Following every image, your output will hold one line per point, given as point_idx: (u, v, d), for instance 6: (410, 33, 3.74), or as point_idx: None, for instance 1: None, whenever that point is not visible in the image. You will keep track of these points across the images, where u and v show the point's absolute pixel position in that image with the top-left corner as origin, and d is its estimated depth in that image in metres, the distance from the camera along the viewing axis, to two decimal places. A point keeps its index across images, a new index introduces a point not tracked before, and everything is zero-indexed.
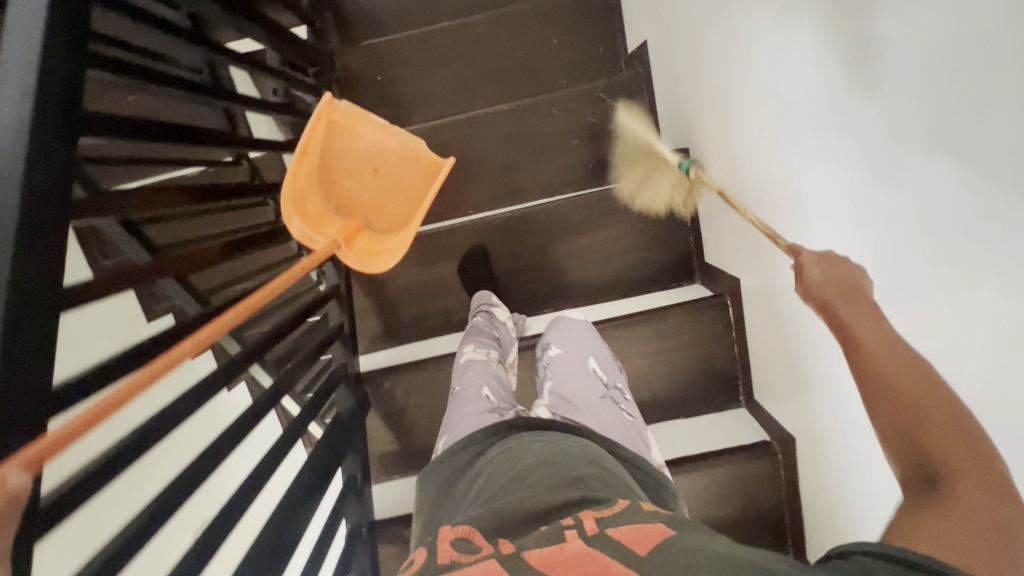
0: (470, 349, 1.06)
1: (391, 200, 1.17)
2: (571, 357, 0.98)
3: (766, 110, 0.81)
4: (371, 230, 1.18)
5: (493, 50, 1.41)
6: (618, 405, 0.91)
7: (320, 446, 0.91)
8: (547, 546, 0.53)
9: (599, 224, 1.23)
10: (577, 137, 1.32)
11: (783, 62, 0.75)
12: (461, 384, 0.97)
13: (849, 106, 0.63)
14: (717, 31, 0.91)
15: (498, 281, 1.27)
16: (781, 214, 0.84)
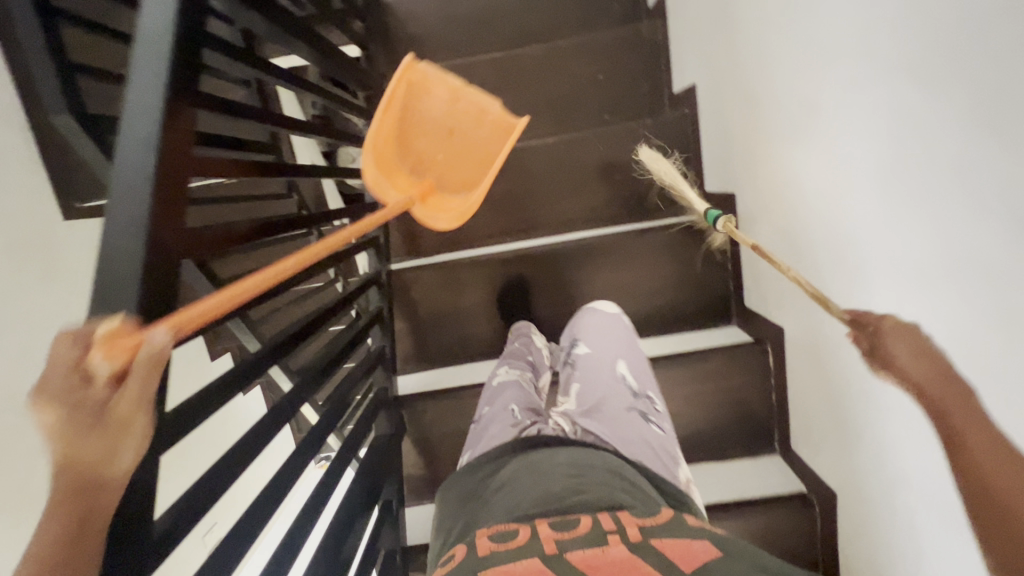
0: (502, 369, 1.03)
1: (464, 164, 1.18)
2: (600, 364, 0.95)
3: (830, 171, 0.83)
4: (444, 190, 1.20)
5: (540, 81, 1.44)
6: (647, 418, 0.85)
7: (361, 472, 0.93)
8: (590, 548, 0.55)
9: (639, 262, 1.24)
10: (619, 172, 1.34)
11: (846, 128, 0.77)
12: (492, 403, 0.94)
13: (917, 176, 0.65)
14: (778, 86, 0.93)
15: (534, 311, 1.28)
16: (840, 273, 0.84)
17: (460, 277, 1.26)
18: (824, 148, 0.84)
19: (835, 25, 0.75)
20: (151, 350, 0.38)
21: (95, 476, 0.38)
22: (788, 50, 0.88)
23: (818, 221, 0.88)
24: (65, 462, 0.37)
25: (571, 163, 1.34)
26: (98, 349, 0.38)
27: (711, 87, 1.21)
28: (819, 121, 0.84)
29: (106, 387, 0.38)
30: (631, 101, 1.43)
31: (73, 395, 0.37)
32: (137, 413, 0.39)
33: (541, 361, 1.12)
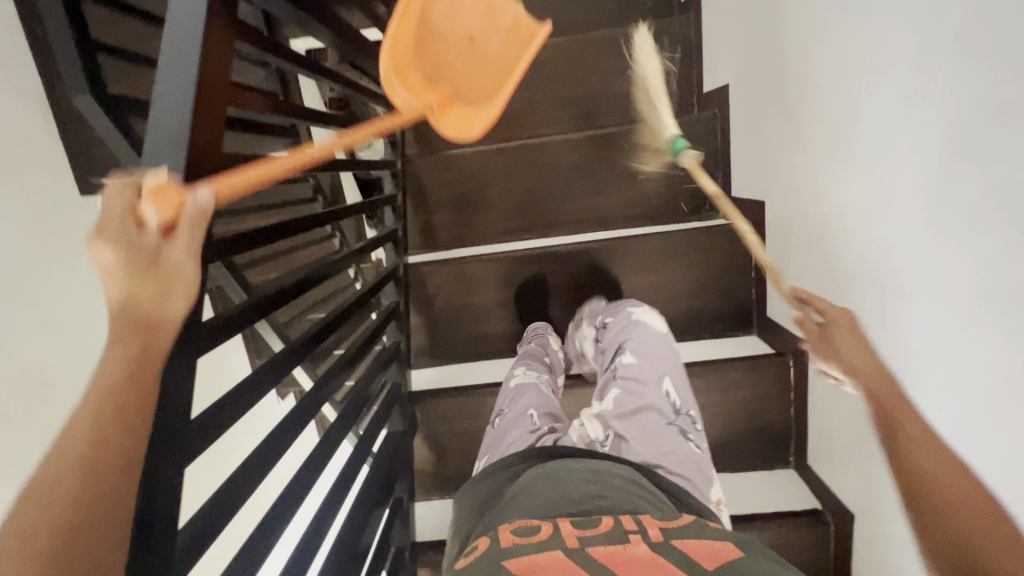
0: (519, 370, 1.01)
1: (483, 72, 1.04)
2: (646, 374, 0.89)
3: (871, 189, 0.81)
4: (461, 102, 1.03)
5: (566, 75, 1.40)
6: (685, 436, 0.82)
7: (372, 474, 0.94)
8: (611, 545, 0.54)
9: (660, 267, 1.22)
10: (644, 173, 1.32)
11: (892, 145, 0.75)
12: (510, 406, 0.92)
13: (967, 200, 0.63)
14: (824, 91, 0.89)
15: (551, 311, 1.27)
16: (873, 294, 0.82)
17: (476, 274, 1.24)
18: (865, 167, 0.82)
19: (886, 40, 0.73)
20: (195, 205, 0.45)
21: (150, 315, 0.43)
22: (834, 59, 0.85)
23: (853, 241, 0.86)
24: (124, 301, 0.42)
25: (595, 161, 1.32)
26: (150, 201, 0.45)
27: (743, 89, 1.16)
28: (861, 138, 0.81)
29: (156, 234, 0.44)
30: (659, 99, 1.39)
31: (127, 233, 0.43)
32: (184, 262, 0.45)
33: (557, 363, 1.10)
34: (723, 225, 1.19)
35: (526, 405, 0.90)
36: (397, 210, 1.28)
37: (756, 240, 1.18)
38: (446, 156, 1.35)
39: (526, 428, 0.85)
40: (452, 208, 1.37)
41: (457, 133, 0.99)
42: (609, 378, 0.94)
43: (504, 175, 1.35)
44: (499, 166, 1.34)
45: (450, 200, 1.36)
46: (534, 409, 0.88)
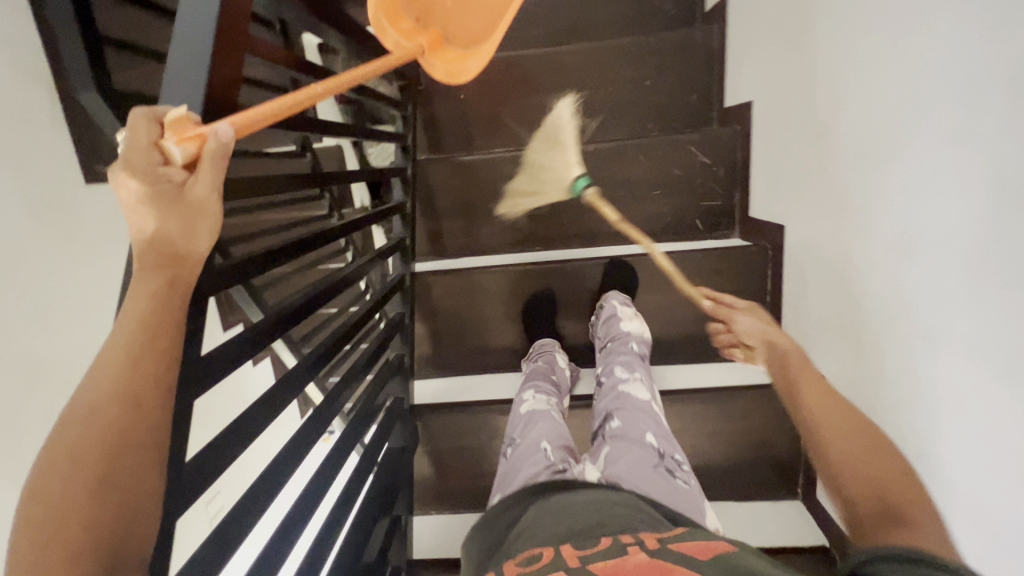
0: (529, 396, 0.96)
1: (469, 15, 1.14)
2: (629, 426, 0.82)
3: (899, 225, 0.77)
4: (451, 42, 1.13)
5: (584, 82, 1.35)
6: (672, 475, 0.75)
7: (371, 494, 0.92)
8: (610, 559, 0.52)
9: (674, 287, 1.19)
10: (660, 188, 1.29)
11: (925, 178, 0.71)
12: (521, 436, 0.87)
13: (994, 246, 0.60)
14: (859, 118, 0.84)
15: (559, 327, 1.24)
16: (896, 333, 0.79)
17: (485, 286, 1.22)
18: (901, 210, 0.77)
19: (932, 74, 0.68)
20: (217, 139, 0.43)
21: (177, 249, 0.45)
22: (877, 88, 0.80)
23: (879, 280, 0.83)
24: (150, 238, 0.44)
25: (611, 173, 1.29)
26: (174, 134, 0.43)
27: (770, 107, 1.12)
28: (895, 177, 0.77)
29: (181, 169, 0.43)
30: (680, 110, 1.34)
31: (154, 169, 0.42)
32: (208, 198, 0.45)
33: (564, 386, 1.06)
34: (741, 247, 1.15)
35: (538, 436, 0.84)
36: (405, 220, 1.22)
37: (775, 264, 1.14)
38: (458, 161, 1.31)
39: (540, 461, 0.78)
40: (463, 215, 1.34)
41: (446, 73, 1.10)
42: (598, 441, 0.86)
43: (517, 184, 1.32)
44: (512, 175, 1.31)
45: (460, 205, 1.34)
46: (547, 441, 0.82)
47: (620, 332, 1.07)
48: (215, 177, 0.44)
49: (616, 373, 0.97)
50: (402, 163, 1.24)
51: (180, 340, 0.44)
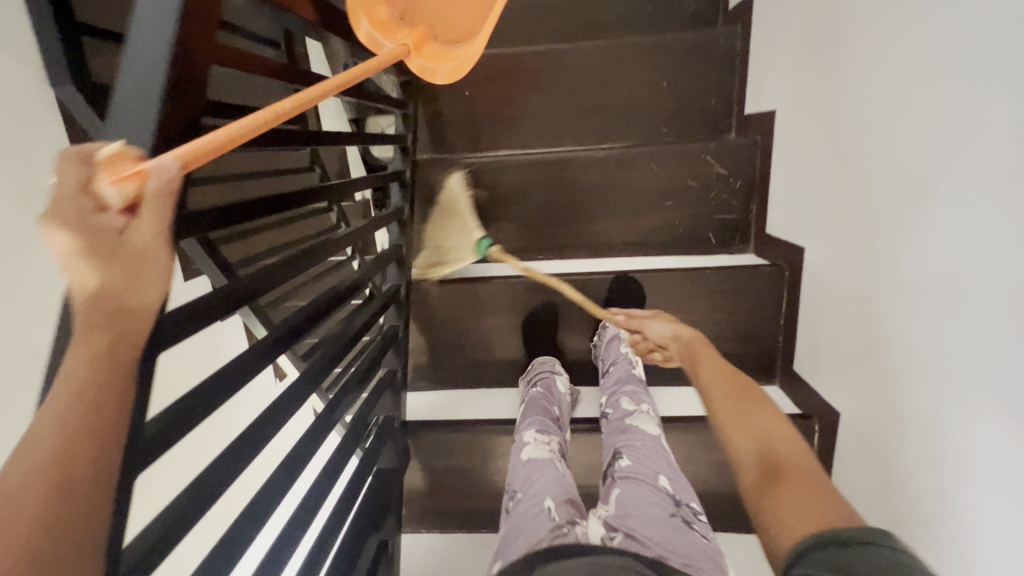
0: (530, 437, 0.90)
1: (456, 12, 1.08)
2: (641, 465, 0.80)
3: (937, 262, 0.72)
4: (437, 40, 1.07)
5: (594, 81, 1.27)
6: (689, 527, 0.71)
7: (358, 520, 0.90)
8: None
9: (682, 307, 1.14)
10: (671, 199, 1.22)
11: (967, 217, 0.66)
12: (523, 490, 0.80)
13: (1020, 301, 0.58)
14: (902, 143, 0.77)
15: (561, 343, 1.19)
16: (926, 381, 0.74)
17: (485, 299, 1.16)
18: (941, 250, 0.71)
19: (980, 111, 0.63)
20: (158, 172, 0.38)
21: (122, 303, 0.39)
22: (923, 113, 0.73)
23: (908, 320, 0.77)
24: (90, 295, 0.38)
25: (620, 182, 1.22)
26: (108, 174, 0.39)
27: (798, 120, 1.05)
28: (939, 214, 0.71)
29: (120, 213, 0.39)
30: (696, 116, 1.26)
31: (86, 216, 0.38)
32: (152, 244, 0.40)
33: (565, 419, 1.01)
34: (757, 268, 1.09)
35: (541, 491, 0.77)
36: (402, 227, 1.16)
37: (790, 287, 1.08)
38: (461, 163, 1.25)
39: (544, 524, 0.71)
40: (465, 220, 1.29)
41: (424, 70, 1.01)
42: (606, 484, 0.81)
43: (522, 190, 1.25)
44: (517, 181, 1.25)
45: None
46: (551, 500, 0.75)
47: (622, 356, 1.06)
48: (157, 217, 0.39)
49: (621, 405, 0.95)
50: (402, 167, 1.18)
51: (125, 412, 0.37)
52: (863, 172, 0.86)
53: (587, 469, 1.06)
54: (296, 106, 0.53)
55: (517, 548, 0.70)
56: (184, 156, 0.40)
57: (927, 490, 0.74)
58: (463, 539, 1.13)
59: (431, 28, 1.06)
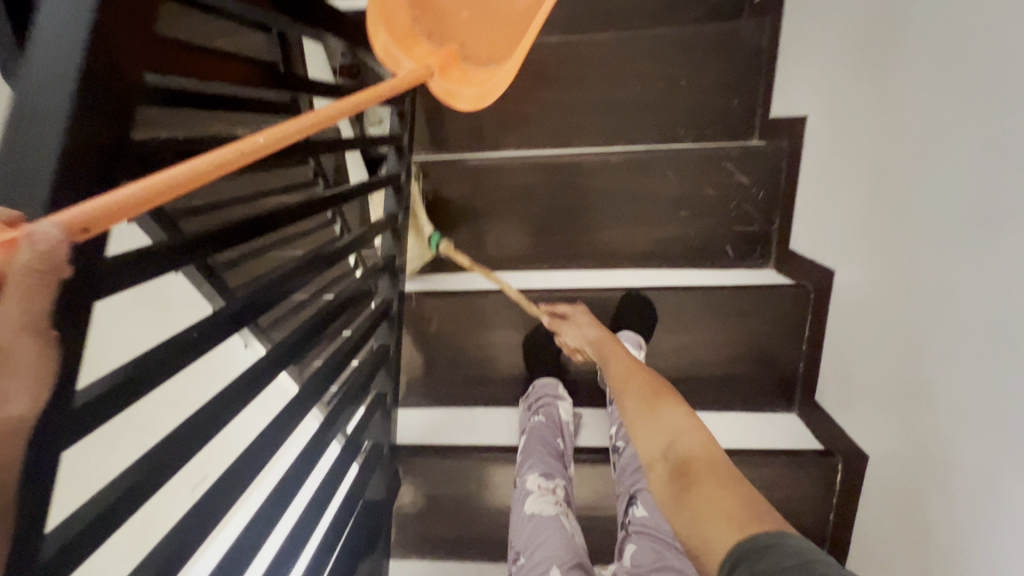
0: (534, 481, 0.84)
1: (490, 33, 1.01)
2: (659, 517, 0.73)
3: (996, 300, 0.63)
4: (468, 61, 1.00)
5: (608, 77, 1.17)
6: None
7: (345, 552, 0.82)
8: None
9: (696, 327, 1.06)
10: (688, 208, 1.13)
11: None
12: (527, 553, 0.76)
13: None
14: (960, 164, 0.68)
15: (564, 362, 1.11)
16: (972, 436, 0.66)
17: (482, 315, 1.08)
18: (1001, 292, 0.62)
19: None
20: (37, 242, 0.27)
21: None
22: (990, 135, 0.64)
23: (956, 365, 0.68)
24: None
25: (633, 188, 1.13)
26: None
27: (836, 128, 0.95)
28: (1000, 250, 0.62)
29: None
30: (717, 117, 1.16)
31: None
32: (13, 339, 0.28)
33: (569, 453, 0.94)
34: (780, 288, 1.00)
35: (549, 555, 0.74)
36: (397, 235, 1.07)
37: (815, 309, 1.00)
38: (464, 165, 1.16)
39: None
40: (467, 225, 1.20)
41: (448, 93, 0.92)
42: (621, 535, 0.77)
43: (527, 195, 1.16)
44: (522, 185, 1.16)
45: (462, 214, 1.19)
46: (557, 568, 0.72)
47: None
48: (29, 309, 0.28)
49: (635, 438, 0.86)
50: (398, 169, 1.09)
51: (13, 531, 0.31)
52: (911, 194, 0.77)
53: (591, 500, 1.00)
54: (267, 142, 0.45)
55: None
56: (87, 219, 0.30)
57: (961, 555, 0.67)
58: (457, 567, 1.07)
59: (463, 48, 1.00)
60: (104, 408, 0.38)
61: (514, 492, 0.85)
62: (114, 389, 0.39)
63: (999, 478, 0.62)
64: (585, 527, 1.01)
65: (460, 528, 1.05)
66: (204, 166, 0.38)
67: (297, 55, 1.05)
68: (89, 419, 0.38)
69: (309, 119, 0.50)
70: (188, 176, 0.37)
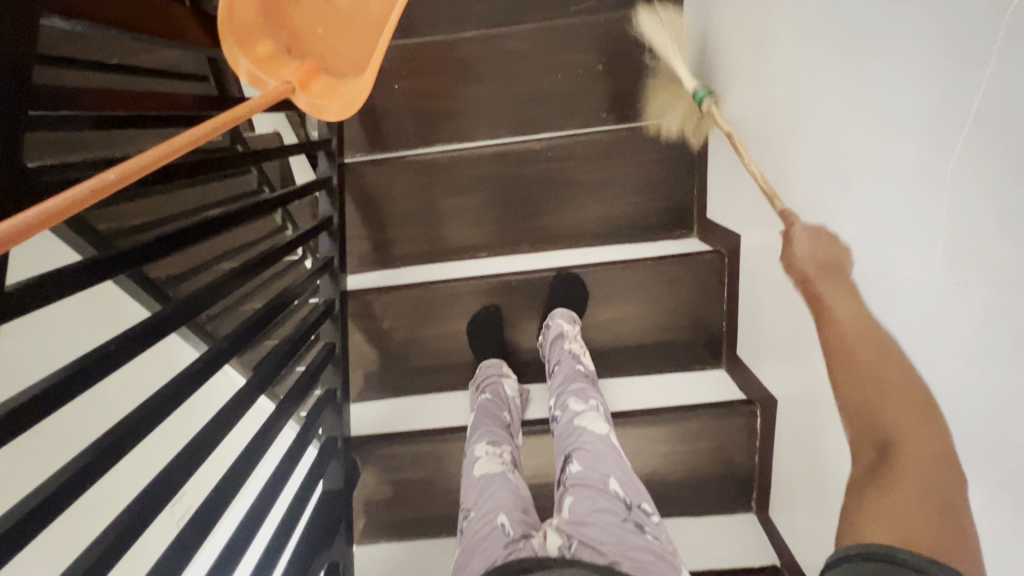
0: (482, 448, 0.91)
1: (354, 41, 0.97)
2: (591, 470, 0.81)
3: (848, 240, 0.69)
4: (330, 74, 0.96)
5: (529, 69, 1.22)
6: (641, 530, 0.73)
7: (308, 532, 0.87)
8: None
9: (626, 298, 1.13)
10: (613, 187, 1.20)
11: (869, 189, 0.64)
12: (476, 507, 0.80)
13: (936, 276, 0.54)
14: (811, 121, 0.75)
15: (508, 343, 1.17)
16: None
17: (426, 305, 1.14)
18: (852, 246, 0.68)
19: (881, 71, 0.59)
20: None
21: None
22: (835, 102, 0.69)
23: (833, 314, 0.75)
24: None
25: (559, 173, 1.19)
26: None
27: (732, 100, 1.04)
28: (849, 207, 0.68)
29: None
30: (635, 99, 1.22)
31: None
32: None
33: (516, 425, 1.01)
34: (697, 255, 1.09)
35: (495, 507, 0.79)
36: (334, 236, 1.11)
37: (729, 270, 1.09)
38: (403, 161, 1.19)
39: (498, 541, 0.73)
40: (408, 220, 1.24)
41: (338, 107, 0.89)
42: (560, 493, 0.83)
43: (460, 188, 1.21)
44: (453, 178, 1.20)
45: (401, 211, 1.23)
46: (503, 515, 0.76)
47: (566, 354, 1.04)
48: None
49: (570, 406, 0.94)
50: (329, 171, 1.12)
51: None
52: (783, 159, 0.84)
53: (540, 467, 1.07)
54: (121, 177, 0.46)
55: (475, 568, 0.72)
56: None
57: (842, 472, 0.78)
58: (421, 545, 1.13)
59: (327, 63, 0.96)
60: (35, 406, 0.44)
61: (465, 462, 0.91)
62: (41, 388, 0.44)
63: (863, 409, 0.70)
64: (534, 491, 1.09)
65: (421, 508, 1.11)
66: (58, 209, 0.40)
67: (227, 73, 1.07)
68: (24, 420, 0.43)
69: (160, 149, 0.51)
70: (43, 218, 0.38)
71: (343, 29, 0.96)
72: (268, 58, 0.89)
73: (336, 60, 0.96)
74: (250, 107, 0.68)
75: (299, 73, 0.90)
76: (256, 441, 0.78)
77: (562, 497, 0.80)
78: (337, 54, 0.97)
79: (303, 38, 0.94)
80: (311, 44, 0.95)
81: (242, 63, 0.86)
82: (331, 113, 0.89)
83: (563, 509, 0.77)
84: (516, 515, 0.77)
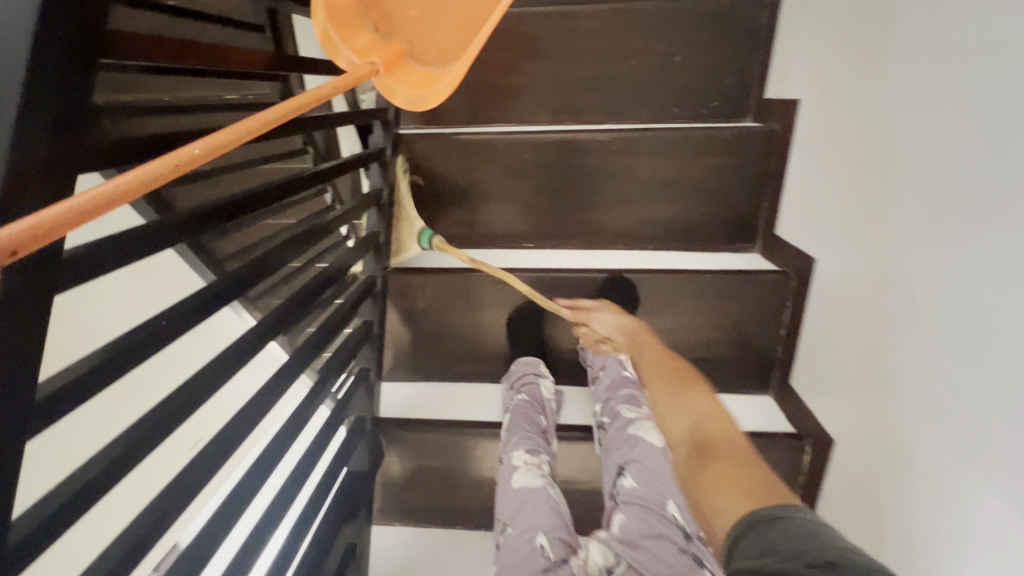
0: (520, 457, 0.88)
1: (443, 29, 0.93)
2: (646, 489, 0.80)
3: (1003, 286, 0.62)
4: (413, 59, 0.91)
5: (604, 52, 1.13)
6: (698, 561, 0.73)
7: (331, 511, 0.87)
8: None
9: (677, 310, 1.08)
10: (679, 191, 1.13)
11: None
12: (513, 523, 0.80)
13: None
14: (964, 147, 0.67)
15: (547, 341, 1.13)
16: (945, 427, 0.70)
17: (468, 294, 1.10)
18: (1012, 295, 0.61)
19: None
20: None
21: None
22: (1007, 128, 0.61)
23: (919, 352, 0.74)
24: None
25: (622, 169, 1.12)
26: None
27: (828, 115, 0.96)
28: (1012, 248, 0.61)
29: None
30: (711, 97, 1.13)
31: None
32: None
33: (551, 430, 0.98)
34: (762, 275, 1.02)
35: (534, 523, 0.78)
36: (381, 212, 1.07)
37: (796, 295, 1.02)
38: (458, 140, 1.13)
39: (538, 563, 0.73)
40: (457, 202, 1.19)
41: (413, 99, 0.85)
42: (610, 505, 0.83)
43: (516, 174, 1.15)
44: (511, 163, 1.14)
45: (449, 193, 1.18)
46: (543, 535, 0.76)
47: (612, 360, 1.00)
48: None
49: (621, 413, 0.90)
50: (384, 144, 1.08)
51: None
52: (905, 183, 0.77)
53: (570, 474, 1.04)
54: (205, 152, 0.43)
55: None
56: (14, 244, 0.31)
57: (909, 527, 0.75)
58: (437, 533, 1.12)
59: (411, 46, 0.91)
60: (72, 396, 0.42)
61: (501, 468, 0.89)
62: (79, 378, 0.43)
63: (988, 475, 0.63)
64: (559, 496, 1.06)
65: (442, 498, 1.10)
66: (129, 185, 0.38)
67: (285, 31, 1.02)
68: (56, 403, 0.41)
69: (243, 125, 0.48)
70: (107, 199, 0.36)
71: (434, 14, 0.92)
72: (350, 31, 0.84)
73: (420, 44, 0.92)
74: (330, 83, 0.64)
75: (379, 52, 0.86)
76: (288, 420, 0.76)
77: (612, 513, 0.81)
78: (422, 37, 0.92)
79: (392, 15, 0.90)
80: (396, 21, 0.90)
81: (320, 16, 0.78)
82: (400, 103, 0.85)
83: (612, 528, 0.78)
84: (555, 536, 0.77)
